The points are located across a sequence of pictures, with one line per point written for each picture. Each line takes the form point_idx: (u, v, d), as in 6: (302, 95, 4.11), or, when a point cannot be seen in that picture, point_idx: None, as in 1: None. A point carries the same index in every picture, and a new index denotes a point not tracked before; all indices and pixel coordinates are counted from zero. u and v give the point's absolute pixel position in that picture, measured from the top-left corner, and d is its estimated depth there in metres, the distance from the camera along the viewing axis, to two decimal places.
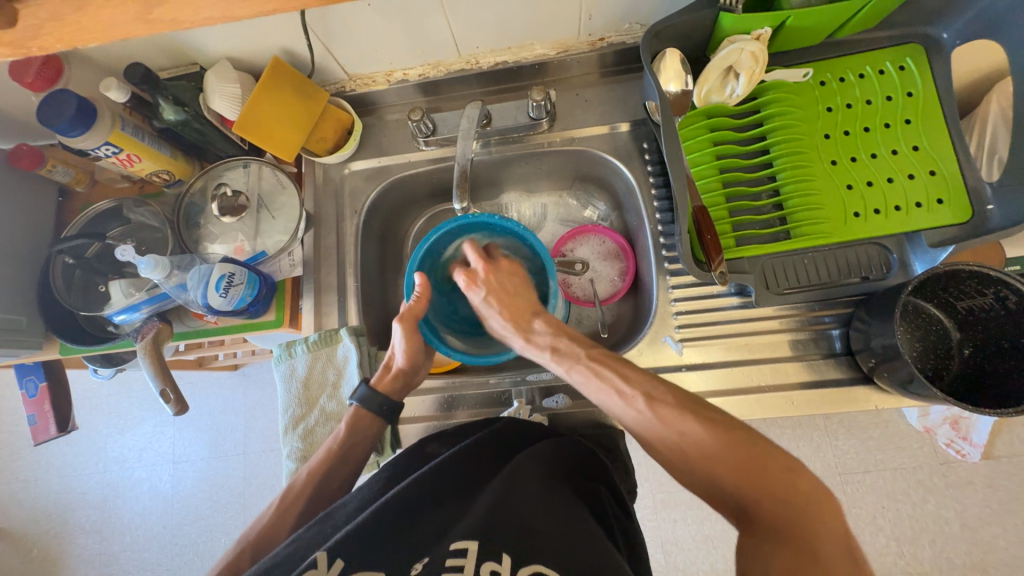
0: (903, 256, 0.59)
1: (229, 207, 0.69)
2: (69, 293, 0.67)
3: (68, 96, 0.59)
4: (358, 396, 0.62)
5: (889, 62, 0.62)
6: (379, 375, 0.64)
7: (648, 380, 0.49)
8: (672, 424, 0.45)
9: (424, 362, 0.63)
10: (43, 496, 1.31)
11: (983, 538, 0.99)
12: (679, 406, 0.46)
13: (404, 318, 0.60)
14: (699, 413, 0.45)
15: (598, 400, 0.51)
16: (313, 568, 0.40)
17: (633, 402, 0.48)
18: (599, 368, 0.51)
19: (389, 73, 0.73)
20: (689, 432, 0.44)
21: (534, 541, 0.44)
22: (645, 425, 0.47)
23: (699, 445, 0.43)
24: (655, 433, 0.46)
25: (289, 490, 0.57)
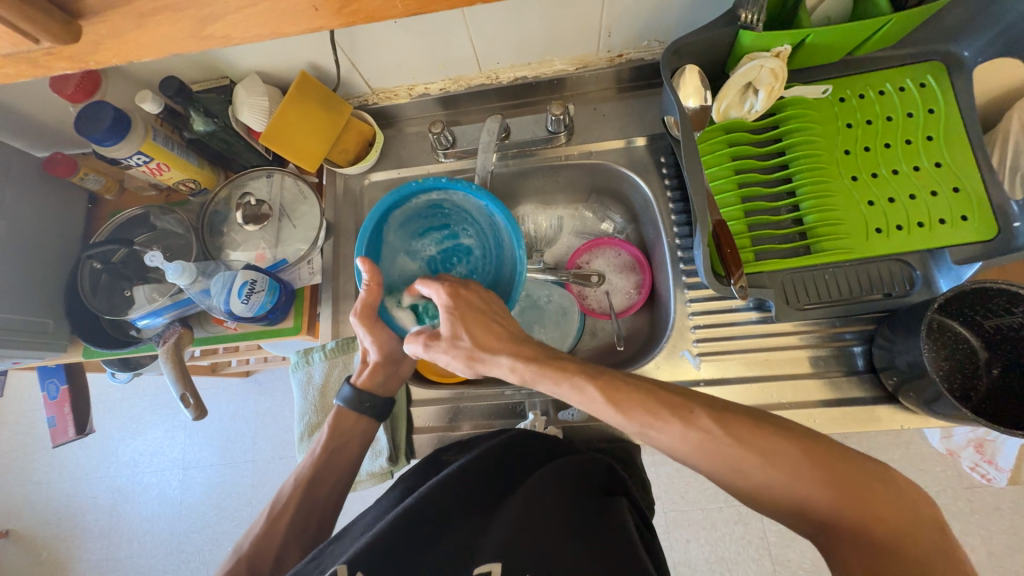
0: (927, 273, 0.58)
1: (253, 215, 0.70)
2: (95, 297, 0.69)
3: (105, 107, 0.62)
4: (343, 397, 0.63)
5: (908, 79, 0.63)
6: (360, 372, 0.63)
7: (674, 401, 0.47)
8: (708, 451, 0.44)
9: (399, 350, 0.61)
10: (55, 499, 1.32)
11: (1010, 566, 0.96)
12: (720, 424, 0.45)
13: (360, 313, 0.56)
14: (736, 434, 0.44)
15: (639, 429, 0.47)
16: None
17: (693, 420, 0.45)
18: (648, 400, 0.47)
19: (410, 87, 0.75)
20: (729, 454, 0.44)
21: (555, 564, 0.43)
22: (702, 448, 0.44)
23: (767, 477, 0.43)
24: (719, 457, 0.44)
25: (278, 499, 0.59)
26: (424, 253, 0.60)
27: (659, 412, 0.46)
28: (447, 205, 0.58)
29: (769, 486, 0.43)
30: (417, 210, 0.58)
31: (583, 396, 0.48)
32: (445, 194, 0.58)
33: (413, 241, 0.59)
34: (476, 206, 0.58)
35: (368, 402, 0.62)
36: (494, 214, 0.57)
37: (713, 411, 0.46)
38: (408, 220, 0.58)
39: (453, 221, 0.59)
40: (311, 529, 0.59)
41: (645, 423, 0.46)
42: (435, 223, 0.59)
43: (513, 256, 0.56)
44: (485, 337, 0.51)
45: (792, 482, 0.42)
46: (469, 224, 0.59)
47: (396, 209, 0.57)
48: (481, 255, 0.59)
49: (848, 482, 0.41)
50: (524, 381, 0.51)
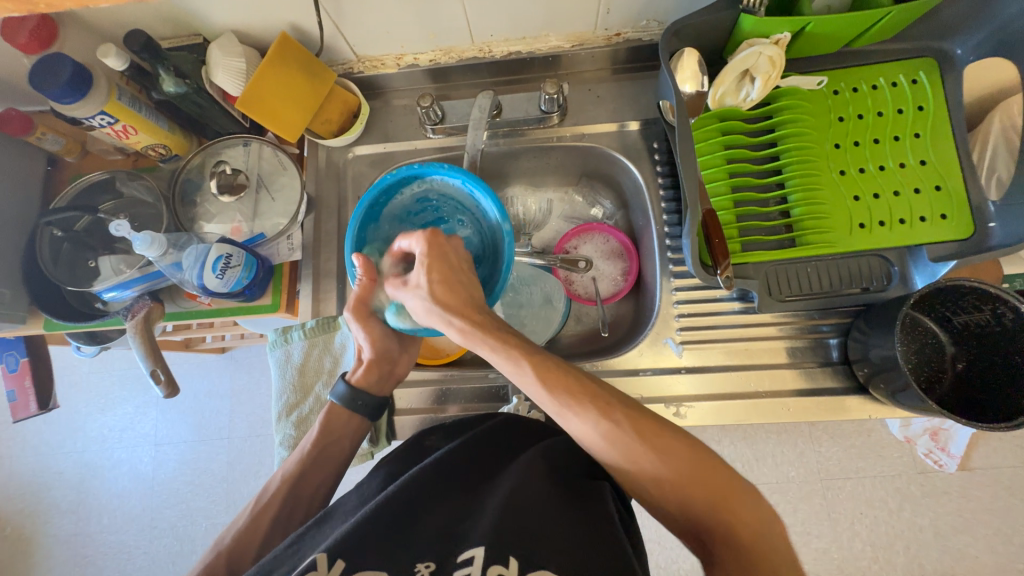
0: (904, 269, 0.60)
1: (228, 185, 0.67)
2: (56, 267, 0.65)
3: (63, 60, 0.57)
4: (339, 395, 0.61)
5: (902, 75, 0.63)
6: (355, 370, 0.62)
7: (595, 392, 0.48)
8: (615, 439, 0.45)
9: (394, 346, 0.61)
10: (18, 474, 1.28)
11: (954, 545, 1.03)
12: (625, 412, 0.47)
13: (355, 306, 0.57)
14: (635, 423, 0.46)
15: (557, 411, 0.48)
16: (312, 569, 0.40)
17: (610, 412, 0.46)
18: (562, 376, 0.48)
19: (399, 57, 0.71)
20: (630, 442, 0.45)
21: (541, 547, 0.42)
22: (614, 439, 0.45)
23: (653, 469, 0.44)
24: (622, 449, 0.45)
25: (264, 492, 0.58)
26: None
27: (579, 395, 0.47)
28: (433, 197, 0.59)
29: (659, 479, 0.44)
30: (406, 204, 0.59)
31: (517, 368, 0.48)
32: (427, 183, 0.58)
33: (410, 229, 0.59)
34: (454, 189, 0.58)
35: (361, 401, 0.60)
36: (470, 187, 0.56)
37: (629, 407, 0.47)
38: (399, 213, 0.59)
39: (444, 210, 0.60)
40: (294, 514, 0.57)
41: (565, 404, 0.47)
42: (426, 216, 0.60)
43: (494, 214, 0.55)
44: (445, 296, 0.50)
45: (667, 472, 0.44)
46: (460, 213, 0.59)
47: (387, 202, 0.58)
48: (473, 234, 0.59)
49: (713, 480, 0.44)
50: (467, 340, 0.50)
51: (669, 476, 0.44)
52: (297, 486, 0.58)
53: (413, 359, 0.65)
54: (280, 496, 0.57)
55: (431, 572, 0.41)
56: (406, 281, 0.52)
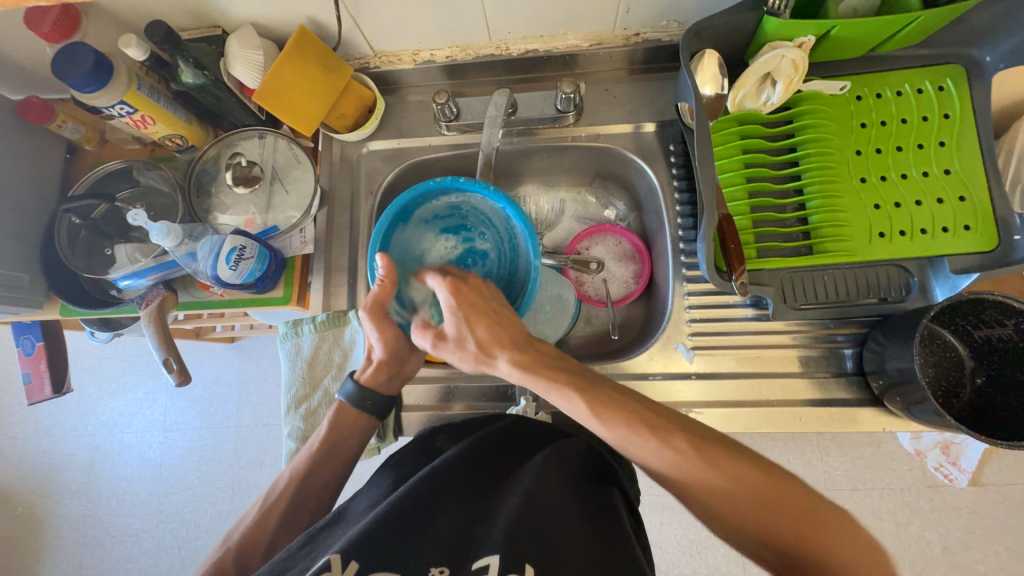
0: (924, 280, 0.58)
1: (243, 176, 0.68)
2: (73, 253, 0.66)
3: (84, 49, 0.57)
4: (347, 393, 0.60)
5: (928, 81, 0.61)
6: (362, 368, 0.60)
7: (667, 418, 0.47)
8: (699, 470, 0.44)
9: (405, 350, 0.58)
10: (31, 455, 1.30)
11: (963, 561, 1.01)
12: (698, 444, 0.45)
13: (370, 307, 0.54)
14: (714, 450, 0.45)
15: (618, 441, 0.47)
16: (326, 571, 0.39)
17: (671, 440, 0.45)
18: (622, 406, 0.47)
19: (415, 52, 0.71)
20: (716, 466, 0.44)
21: (554, 555, 0.42)
22: (686, 469, 0.44)
23: (739, 488, 0.43)
24: (685, 478, 0.44)
25: (270, 493, 0.57)
26: (436, 252, 0.58)
27: (635, 427, 0.46)
28: (464, 208, 0.58)
29: (741, 500, 0.42)
30: (435, 210, 0.58)
31: (570, 404, 0.49)
32: (464, 195, 0.58)
33: (429, 236, 0.58)
34: (492, 210, 0.58)
35: (370, 400, 0.60)
36: (511, 218, 0.56)
37: (691, 436, 0.45)
38: (423, 218, 0.58)
39: (471, 223, 0.59)
40: (301, 512, 0.57)
41: (622, 436, 0.46)
42: (451, 224, 0.59)
43: (528, 258, 0.56)
44: (490, 338, 0.51)
45: (748, 492, 0.42)
46: (486, 228, 0.59)
47: (417, 204, 0.57)
48: (496, 257, 0.58)
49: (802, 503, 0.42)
50: (522, 376, 0.50)
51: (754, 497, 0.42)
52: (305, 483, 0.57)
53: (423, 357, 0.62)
54: (285, 498, 0.56)
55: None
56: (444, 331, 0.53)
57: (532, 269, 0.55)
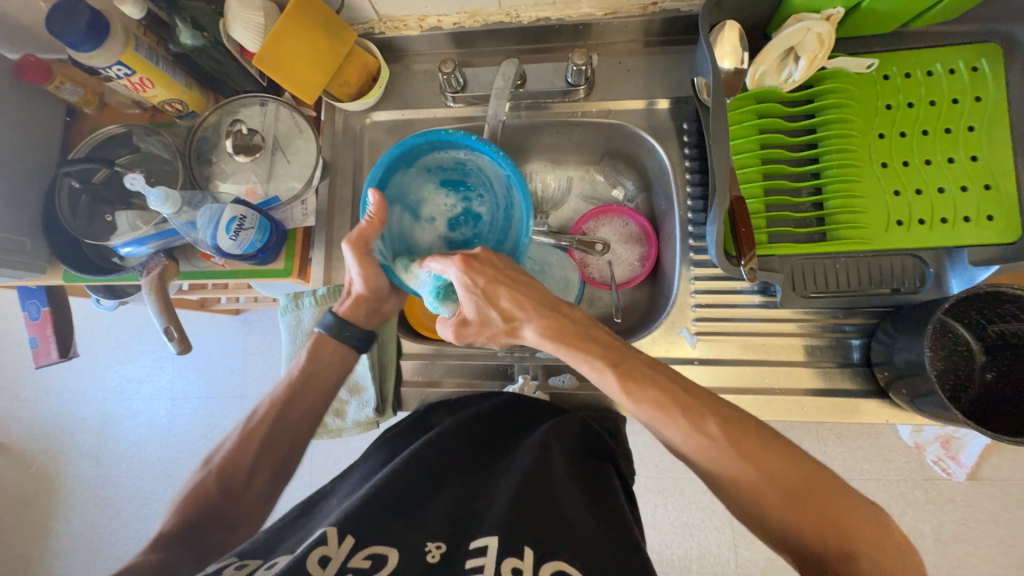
0: (940, 270, 0.57)
1: (244, 145, 0.66)
2: (74, 219, 0.65)
3: (80, 6, 0.55)
4: (325, 325, 0.60)
5: (961, 61, 0.58)
6: (343, 302, 0.60)
7: (695, 405, 0.46)
8: (740, 457, 0.43)
9: (384, 287, 0.58)
10: (43, 417, 1.34)
11: (954, 553, 1.01)
12: (728, 427, 0.45)
13: (354, 240, 0.52)
14: (741, 442, 0.44)
15: (646, 419, 0.47)
16: (320, 544, 0.38)
17: (702, 425, 0.45)
18: (660, 380, 0.47)
19: (421, 18, 0.68)
20: (769, 463, 0.43)
21: (553, 528, 0.41)
22: (709, 449, 0.44)
23: (760, 481, 0.43)
24: (716, 465, 0.44)
25: (253, 416, 0.57)
26: (428, 203, 0.55)
27: (665, 405, 0.46)
28: (470, 166, 0.55)
29: (759, 489, 0.43)
30: (439, 161, 0.55)
31: (601, 376, 0.48)
32: (472, 155, 0.55)
33: (425, 184, 0.55)
34: (496, 174, 0.55)
35: (349, 331, 0.59)
36: (513, 185, 0.53)
37: (722, 420, 0.45)
38: (425, 167, 0.55)
39: (471, 182, 0.56)
40: (281, 443, 0.57)
41: (654, 414, 0.46)
42: (450, 177, 0.56)
43: (519, 232, 0.54)
44: (515, 307, 0.48)
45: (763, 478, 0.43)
46: (485, 190, 0.55)
47: (421, 152, 0.54)
48: (488, 223, 0.55)
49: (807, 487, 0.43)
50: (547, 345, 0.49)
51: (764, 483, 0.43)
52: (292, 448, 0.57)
53: (404, 300, 0.62)
54: (266, 422, 0.56)
55: (441, 552, 0.39)
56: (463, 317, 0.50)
57: (521, 245, 0.54)
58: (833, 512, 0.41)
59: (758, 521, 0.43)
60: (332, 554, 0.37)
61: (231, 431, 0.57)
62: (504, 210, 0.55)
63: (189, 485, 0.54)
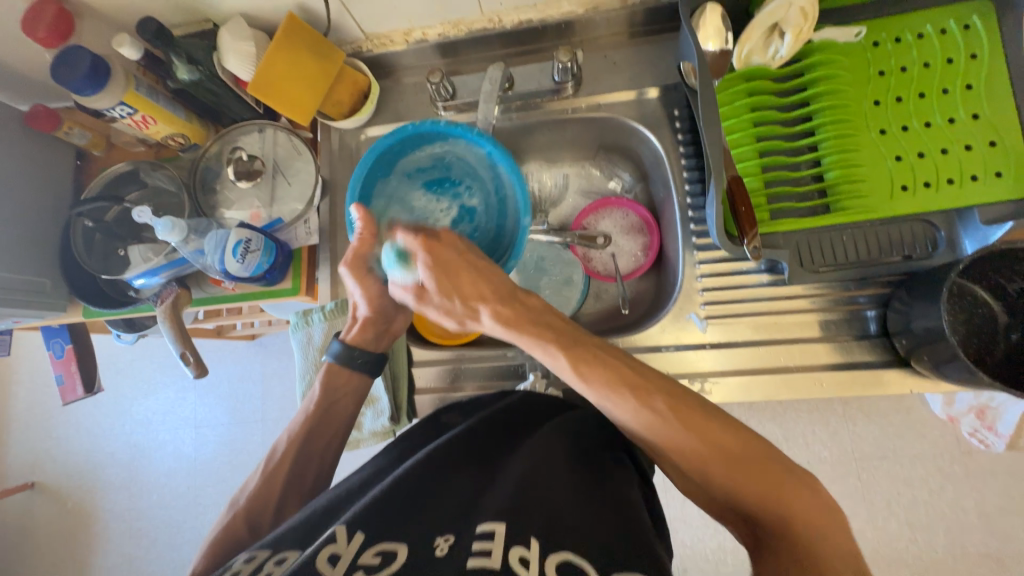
0: (951, 235, 0.55)
1: (245, 171, 0.68)
2: (89, 256, 0.67)
3: (80, 53, 0.58)
4: (333, 354, 0.60)
5: (952, 20, 0.57)
6: (350, 327, 0.60)
7: (655, 383, 0.46)
8: (691, 430, 0.43)
9: (391, 308, 0.59)
10: (75, 454, 1.37)
11: (1001, 527, 0.98)
12: (681, 407, 0.44)
13: (350, 261, 0.55)
14: (683, 416, 0.43)
15: (598, 401, 0.46)
16: (332, 542, 0.39)
17: (651, 402, 0.44)
18: (607, 361, 0.47)
19: (407, 32, 0.69)
20: (695, 445, 0.42)
21: (564, 519, 0.41)
22: (662, 430, 0.44)
23: (683, 443, 0.43)
24: (667, 439, 0.43)
25: (272, 454, 0.57)
26: (421, 204, 0.58)
27: (618, 386, 0.45)
28: (449, 158, 0.58)
29: (686, 448, 0.43)
30: (420, 160, 0.58)
31: (556, 362, 0.47)
32: (449, 145, 0.58)
33: (414, 189, 0.58)
34: (477, 158, 0.57)
35: (360, 357, 0.59)
36: (495, 161, 0.56)
37: (670, 398, 0.45)
38: (409, 168, 0.58)
39: (456, 175, 0.58)
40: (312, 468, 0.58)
41: (605, 395, 0.46)
42: (435, 173, 0.58)
43: (516, 206, 0.55)
44: (466, 288, 0.49)
45: (699, 446, 0.42)
46: (472, 180, 0.58)
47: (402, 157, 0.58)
48: (483, 211, 0.57)
49: (749, 468, 0.41)
50: (507, 332, 0.49)
51: (698, 452, 0.42)
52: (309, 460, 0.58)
53: (410, 317, 0.62)
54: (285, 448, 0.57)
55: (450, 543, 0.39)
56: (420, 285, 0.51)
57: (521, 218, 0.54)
58: (776, 485, 0.40)
59: (709, 496, 0.43)
60: (341, 551, 0.38)
61: (252, 471, 0.57)
62: (496, 188, 0.57)
63: (216, 529, 0.53)
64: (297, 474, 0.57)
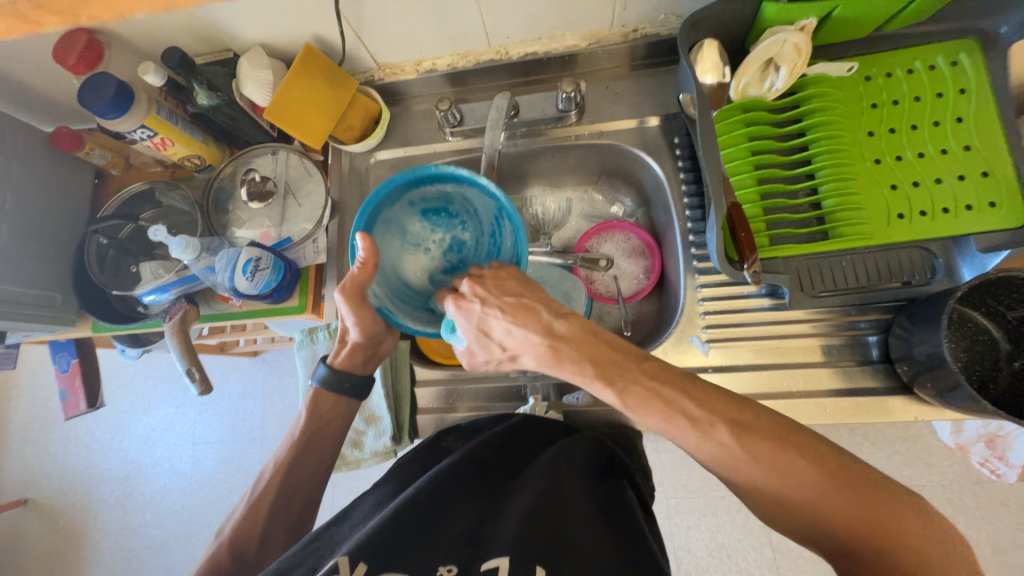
0: (949, 261, 0.56)
1: (257, 192, 0.70)
2: (101, 272, 0.69)
3: (107, 78, 0.60)
4: (320, 378, 0.60)
5: (939, 57, 0.59)
6: (337, 350, 0.60)
7: (723, 407, 0.43)
8: (765, 458, 0.40)
9: (382, 334, 0.58)
10: (70, 470, 1.36)
11: (1016, 562, 0.95)
12: (768, 434, 0.41)
13: (347, 290, 0.52)
14: (768, 443, 0.40)
15: (655, 431, 0.45)
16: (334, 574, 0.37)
17: (714, 433, 0.42)
18: (661, 388, 0.44)
19: (418, 62, 0.72)
20: (786, 468, 0.39)
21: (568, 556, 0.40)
22: (728, 459, 0.41)
23: (752, 466, 0.40)
24: (733, 469, 0.41)
25: (259, 483, 0.57)
26: (415, 238, 0.57)
27: (671, 416, 0.43)
28: (455, 198, 0.57)
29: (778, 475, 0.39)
30: (424, 194, 0.57)
31: (599, 393, 0.47)
32: (459, 186, 0.57)
33: (409, 216, 0.56)
34: (484, 204, 0.57)
35: (347, 381, 0.59)
36: (504, 214, 0.56)
37: (735, 424, 0.42)
38: (411, 200, 0.56)
39: (455, 210, 0.57)
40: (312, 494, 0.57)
41: (658, 423, 0.44)
42: (435, 206, 0.57)
43: (512, 256, 0.57)
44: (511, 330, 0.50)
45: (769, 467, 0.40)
46: (470, 218, 0.58)
47: (405, 184, 0.55)
48: (475, 248, 0.58)
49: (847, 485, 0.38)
50: (550, 368, 0.49)
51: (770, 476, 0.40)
52: (309, 480, 0.58)
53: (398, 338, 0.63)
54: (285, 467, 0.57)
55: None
56: (471, 350, 0.53)
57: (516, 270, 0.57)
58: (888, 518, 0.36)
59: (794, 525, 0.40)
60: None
61: (239, 500, 0.57)
62: (495, 232, 0.58)
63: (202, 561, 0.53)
64: (295, 494, 0.57)
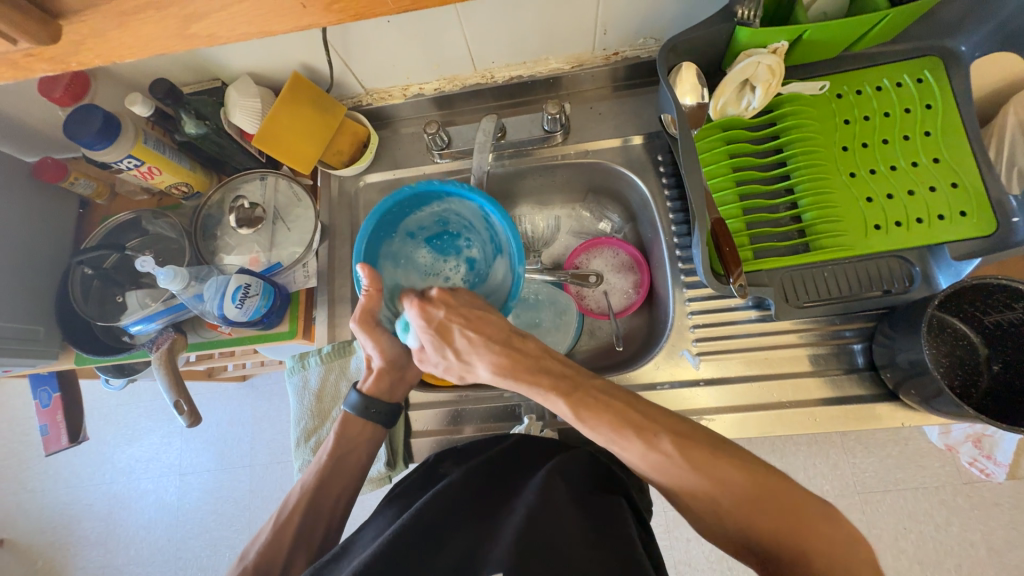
0: (926, 269, 0.58)
1: (246, 218, 0.70)
2: (86, 303, 0.68)
3: (94, 111, 0.61)
4: (352, 405, 0.60)
5: (906, 75, 0.62)
6: (365, 379, 0.61)
7: (671, 423, 0.49)
8: (704, 468, 0.46)
9: (403, 356, 0.59)
10: (50, 506, 1.31)
11: (1010, 561, 0.96)
12: (709, 449, 0.47)
13: (361, 317, 0.54)
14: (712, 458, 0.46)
15: (605, 441, 0.49)
16: None
17: (657, 443, 0.47)
18: (611, 404, 0.49)
19: (405, 87, 0.74)
20: (723, 478, 0.45)
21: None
22: (668, 468, 0.46)
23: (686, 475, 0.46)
24: (674, 479, 0.46)
25: (283, 507, 0.58)
26: (423, 263, 0.58)
27: (621, 428, 0.48)
28: (450, 216, 0.59)
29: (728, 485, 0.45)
30: (421, 218, 0.58)
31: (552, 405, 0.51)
32: (446, 203, 0.58)
33: (416, 248, 0.59)
34: (472, 213, 0.58)
35: (373, 408, 0.60)
36: (489, 214, 0.56)
37: (675, 436, 0.47)
38: (410, 228, 0.58)
39: (454, 229, 0.59)
40: (308, 529, 0.57)
41: (608, 436, 0.49)
42: (434, 229, 0.59)
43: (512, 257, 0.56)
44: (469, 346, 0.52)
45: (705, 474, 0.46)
46: (470, 233, 0.59)
47: (402, 216, 0.58)
48: (484, 261, 0.59)
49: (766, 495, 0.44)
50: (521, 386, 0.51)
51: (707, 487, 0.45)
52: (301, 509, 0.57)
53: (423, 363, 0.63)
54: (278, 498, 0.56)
55: None
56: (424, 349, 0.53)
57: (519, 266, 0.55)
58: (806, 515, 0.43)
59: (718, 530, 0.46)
60: None
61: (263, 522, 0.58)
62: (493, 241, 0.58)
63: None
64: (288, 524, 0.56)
